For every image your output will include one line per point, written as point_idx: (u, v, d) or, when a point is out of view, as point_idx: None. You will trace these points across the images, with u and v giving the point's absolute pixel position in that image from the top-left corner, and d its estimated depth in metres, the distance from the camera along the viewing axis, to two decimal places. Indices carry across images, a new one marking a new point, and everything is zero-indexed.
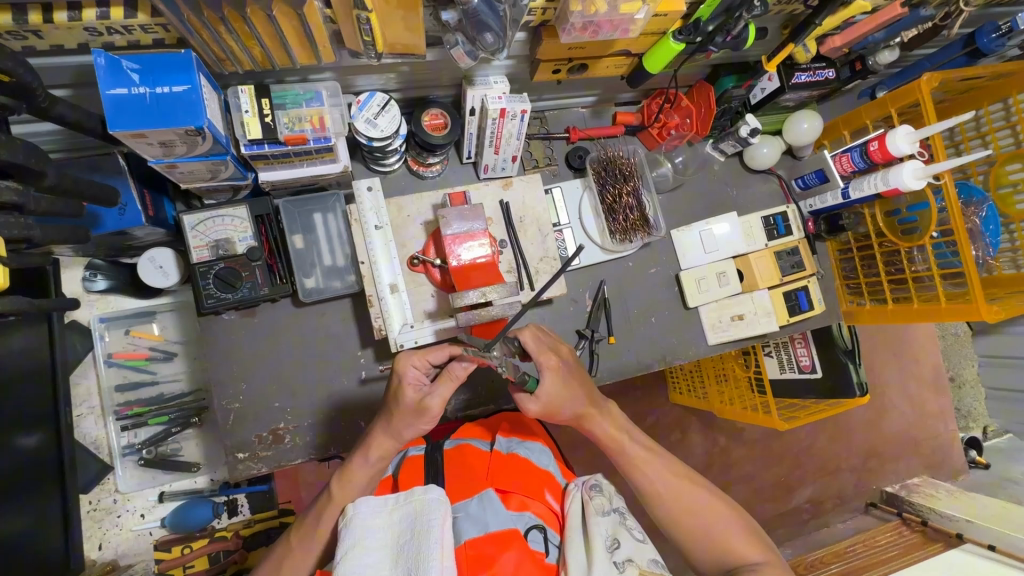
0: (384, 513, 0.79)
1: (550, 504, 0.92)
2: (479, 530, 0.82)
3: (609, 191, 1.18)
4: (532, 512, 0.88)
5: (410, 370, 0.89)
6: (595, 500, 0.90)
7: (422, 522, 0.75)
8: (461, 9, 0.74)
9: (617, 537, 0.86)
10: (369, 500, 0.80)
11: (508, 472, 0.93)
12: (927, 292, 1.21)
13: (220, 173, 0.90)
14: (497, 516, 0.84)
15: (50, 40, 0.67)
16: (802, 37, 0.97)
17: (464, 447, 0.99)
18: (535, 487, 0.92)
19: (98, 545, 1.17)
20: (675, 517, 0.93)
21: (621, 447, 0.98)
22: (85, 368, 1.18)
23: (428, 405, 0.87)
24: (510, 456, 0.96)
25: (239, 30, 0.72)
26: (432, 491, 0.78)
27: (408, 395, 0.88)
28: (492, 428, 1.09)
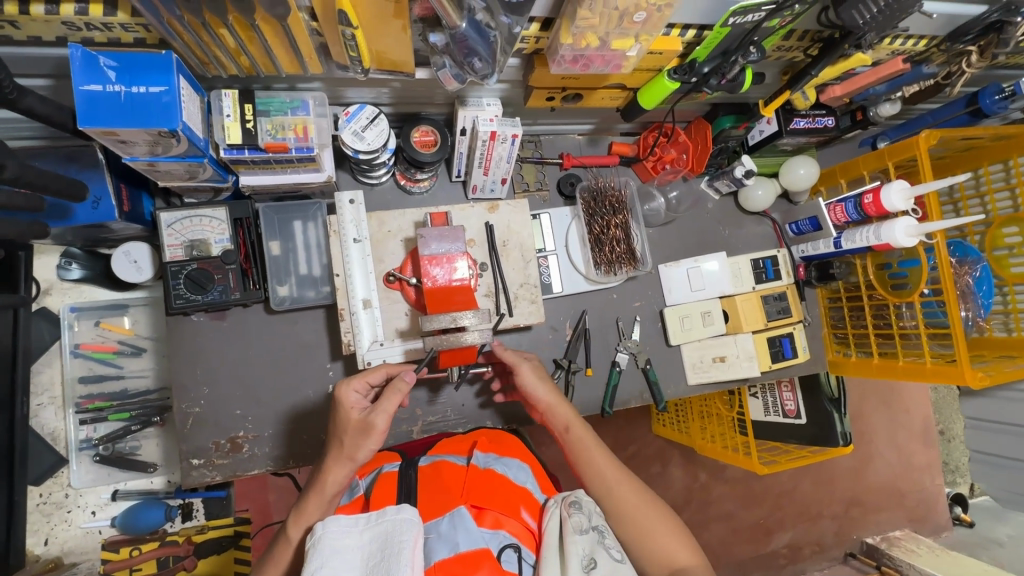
0: (355, 533, 0.73)
1: (526, 522, 0.83)
2: (449, 551, 0.73)
3: (598, 223, 1.16)
4: (507, 531, 0.79)
5: (352, 395, 0.86)
6: (573, 518, 0.79)
7: (393, 543, 0.70)
8: (449, 32, 0.73)
9: (595, 557, 0.75)
10: (338, 519, 0.74)
11: (484, 486, 0.85)
12: (914, 350, 1.18)
13: (198, 174, 0.89)
14: (469, 535, 0.75)
15: (27, 31, 0.66)
16: (798, 86, 0.93)
17: (440, 465, 0.91)
18: (511, 503, 0.83)
19: (44, 540, 1.14)
20: (621, 518, 0.86)
21: (579, 434, 0.94)
22: (50, 358, 1.16)
23: (371, 423, 0.82)
24: (486, 472, 0.88)
25: (223, 37, 0.71)
26: (405, 510, 0.73)
27: (352, 416, 0.84)
28: (470, 443, 1.01)
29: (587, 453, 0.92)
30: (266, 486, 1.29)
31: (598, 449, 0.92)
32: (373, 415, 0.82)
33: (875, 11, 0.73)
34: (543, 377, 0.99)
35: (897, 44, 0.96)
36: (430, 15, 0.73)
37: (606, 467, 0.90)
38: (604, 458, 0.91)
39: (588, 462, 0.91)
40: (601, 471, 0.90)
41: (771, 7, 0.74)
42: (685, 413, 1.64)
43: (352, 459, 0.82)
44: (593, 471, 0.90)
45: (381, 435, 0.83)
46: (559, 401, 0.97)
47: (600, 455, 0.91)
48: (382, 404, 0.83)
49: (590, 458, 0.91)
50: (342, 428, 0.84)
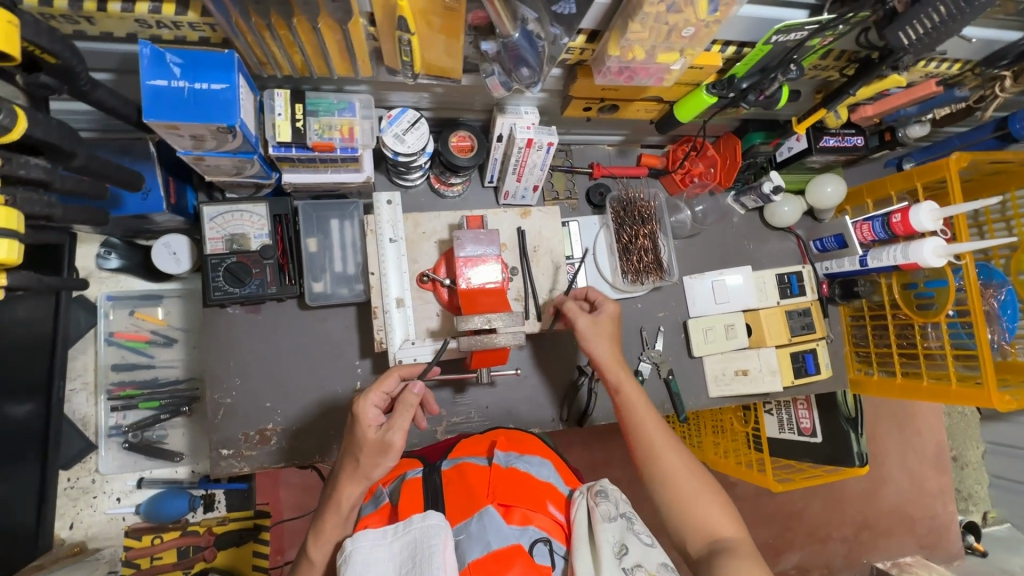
0: (386, 543, 0.73)
1: (554, 516, 0.83)
2: (481, 550, 0.72)
3: (626, 232, 1.18)
4: (537, 526, 0.78)
5: (370, 411, 0.82)
6: (601, 506, 0.80)
7: (424, 550, 0.69)
8: (501, 41, 0.75)
9: (625, 543, 0.77)
10: (367, 533, 0.73)
11: (508, 484, 0.83)
12: (939, 371, 1.18)
13: (245, 170, 0.91)
14: (499, 532, 0.74)
15: (100, 27, 0.68)
16: (835, 104, 0.95)
17: (463, 466, 0.88)
18: (538, 498, 0.83)
19: (70, 524, 1.15)
20: (665, 485, 0.86)
21: (632, 396, 0.94)
22: (84, 344, 1.18)
23: (389, 442, 0.79)
24: (510, 471, 0.86)
25: (283, 37, 0.74)
26: (432, 516, 0.72)
27: (369, 436, 0.80)
28: (489, 443, 0.99)
29: (639, 414, 0.93)
30: (280, 481, 1.33)
31: (649, 413, 0.93)
32: (389, 434, 0.79)
33: (923, 32, 0.73)
34: (599, 330, 0.99)
35: (931, 66, 0.99)
36: (484, 24, 0.76)
37: (655, 432, 0.91)
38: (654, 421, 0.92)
39: (638, 425, 0.92)
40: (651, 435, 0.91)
41: (815, 27, 0.74)
42: (698, 428, 1.66)
43: (367, 477, 0.82)
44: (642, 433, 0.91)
45: (399, 452, 0.81)
46: (616, 362, 0.98)
47: (652, 420, 0.92)
48: (396, 422, 0.80)
49: (640, 420, 0.92)
50: (358, 447, 0.81)
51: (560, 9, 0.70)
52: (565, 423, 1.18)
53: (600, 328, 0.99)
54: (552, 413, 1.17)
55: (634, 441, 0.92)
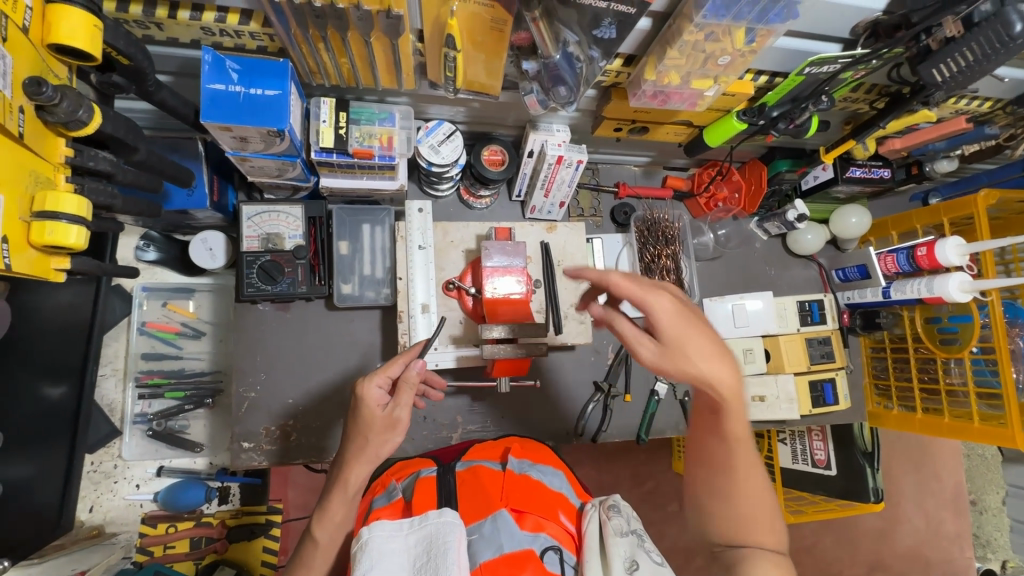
0: (400, 537, 0.73)
1: (565, 525, 0.83)
2: (494, 552, 0.74)
3: (649, 251, 1.21)
4: (548, 533, 0.79)
5: (375, 391, 0.81)
6: (614, 521, 0.80)
7: (438, 545, 0.71)
8: (542, 61, 0.78)
9: (636, 560, 0.76)
10: (384, 523, 0.74)
11: (522, 491, 0.84)
12: (961, 408, 1.16)
13: (287, 173, 0.95)
14: (513, 536, 0.76)
15: (168, 33, 0.73)
16: (864, 135, 0.95)
17: (477, 469, 0.89)
18: (550, 507, 0.83)
19: (89, 507, 1.17)
20: (722, 493, 0.74)
21: (741, 433, 0.72)
22: (117, 332, 1.22)
23: (397, 418, 0.81)
24: (523, 478, 0.88)
25: (336, 50, 0.78)
26: (447, 513, 0.74)
27: (377, 414, 0.80)
28: (502, 450, 1.00)
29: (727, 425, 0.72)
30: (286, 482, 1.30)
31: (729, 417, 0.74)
32: (396, 409, 0.81)
33: (957, 69, 0.73)
34: (683, 346, 0.67)
35: (962, 103, 1.00)
36: (526, 45, 0.79)
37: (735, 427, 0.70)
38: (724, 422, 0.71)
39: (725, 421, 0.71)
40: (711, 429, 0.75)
41: (847, 61, 0.76)
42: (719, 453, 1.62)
43: (376, 456, 0.81)
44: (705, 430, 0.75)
45: (405, 428, 0.83)
46: (730, 382, 0.68)
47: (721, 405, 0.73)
48: (403, 398, 0.81)
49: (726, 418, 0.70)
50: (364, 426, 0.80)
51: (601, 33, 0.72)
52: (580, 438, 1.18)
53: (680, 342, 0.67)
54: (566, 426, 1.18)
55: (713, 452, 0.74)
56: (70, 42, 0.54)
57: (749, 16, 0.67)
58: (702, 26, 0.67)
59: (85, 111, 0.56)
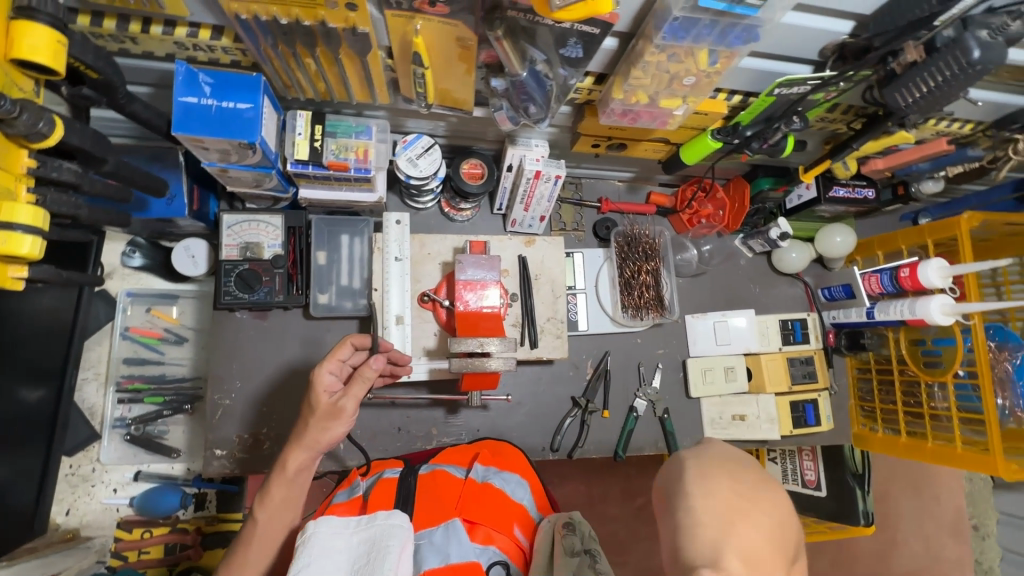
0: (345, 534, 0.75)
1: (516, 539, 0.84)
2: (439, 560, 0.75)
3: (629, 267, 1.20)
4: (497, 547, 0.80)
5: (326, 377, 0.81)
6: (567, 538, 0.81)
7: (379, 547, 0.72)
8: (510, 79, 0.78)
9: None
10: (331, 518, 0.76)
11: (478, 502, 0.85)
12: (945, 433, 1.14)
13: (264, 183, 0.96)
14: (461, 547, 0.77)
15: (142, 47, 0.74)
16: (840, 157, 0.96)
17: (438, 472, 0.92)
18: (504, 520, 0.84)
19: (66, 510, 1.18)
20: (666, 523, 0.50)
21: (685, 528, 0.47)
22: (101, 336, 1.23)
23: (340, 408, 0.79)
24: (484, 486, 0.89)
25: (309, 65, 0.79)
26: (395, 516, 0.75)
27: (323, 400, 0.80)
28: (471, 455, 1.03)
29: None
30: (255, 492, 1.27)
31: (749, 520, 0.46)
32: (341, 399, 0.79)
33: (919, 95, 0.73)
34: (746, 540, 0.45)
35: (941, 125, 0.98)
36: (494, 63, 0.78)
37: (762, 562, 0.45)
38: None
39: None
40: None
41: (816, 82, 0.76)
42: None
43: (315, 445, 0.79)
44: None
45: (349, 420, 0.80)
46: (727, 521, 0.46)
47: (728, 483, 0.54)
48: (350, 389, 0.79)
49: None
50: (307, 411, 0.80)
51: (568, 52, 0.72)
52: (556, 454, 1.17)
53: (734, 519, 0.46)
54: (542, 441, 1.17)
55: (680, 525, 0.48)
56: (32, 57, 0.56)
57: (710, 38, 0.66)
58: (662, 47, 0.67)
59: (46, 124, 0.57)
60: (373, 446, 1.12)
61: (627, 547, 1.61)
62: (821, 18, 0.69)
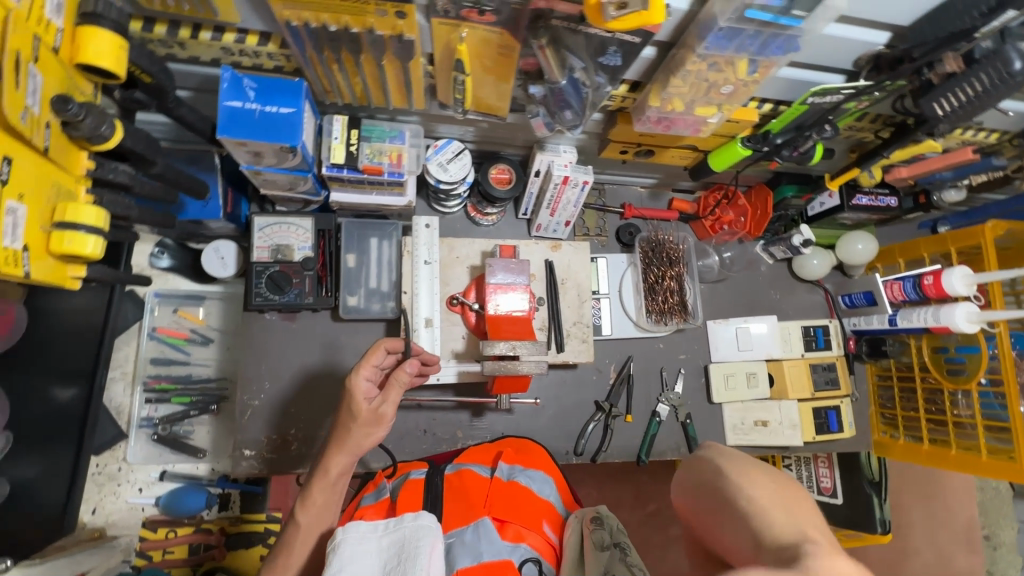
0: (374, 539, 0.72)
1: (547, 536, 0.82)
2: (472, 559, 0.75)
3: (653, 272, 1.21)
4: (529, 544, 0.79)
5: (363, 383, 0.82)
6: (595, 534, 0.79)
7: (411, 550, 0.70)
8: (549, 86, 0.80)
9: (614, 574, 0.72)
10: (359, 524, 0.73)
11: (505, 501, 0.85)
12: (969, 441, 1.13)
13: (298, 186, 0.98)
14: (493, 545, 0.77)
15: (189, 51, 0.76)
16: (869, 164, 0.97)
17: (464, 472, 0.92)
18: (532, 517, 0.83)
19: (92, 509, 1.19)
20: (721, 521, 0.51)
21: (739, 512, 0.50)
22: (129, 336, 1.24)
23: (381, 413, 0.80)
24: (510, 484, 0.89)
25: (350, 71, 0.80)
26: (424, 517, 0.74)
27: (361, 407, 0.80)
28: (494, 453, 1.03)
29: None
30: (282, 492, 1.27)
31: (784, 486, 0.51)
32: (382, 405, 0.80)
33: (957, 105, 0.74)
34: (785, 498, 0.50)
35: (968, 134, 1.00)
36: (533, 70, 0.79)
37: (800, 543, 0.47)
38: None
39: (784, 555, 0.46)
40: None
41: (850, 92, 0.77)
42: None
43: (356, 449, 0.80)
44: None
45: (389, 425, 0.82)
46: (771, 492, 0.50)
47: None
48: (389, 394, 0.80)
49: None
50: (348, 417, 0.81)
51: (607, 61, 0.74)
52: (579, 457, 1.17)
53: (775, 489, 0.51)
54: (566, 445, 1.17)
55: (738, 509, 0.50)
56: (97, 62, 0.57)
57: (751, 48, 0.67)
58: (704, 56, 0.69)
59: (107, 127, 0.59)
60: (399, 448, 1.12)
61: (644, 552, 1.61)
62: (860, 29, 0.71)
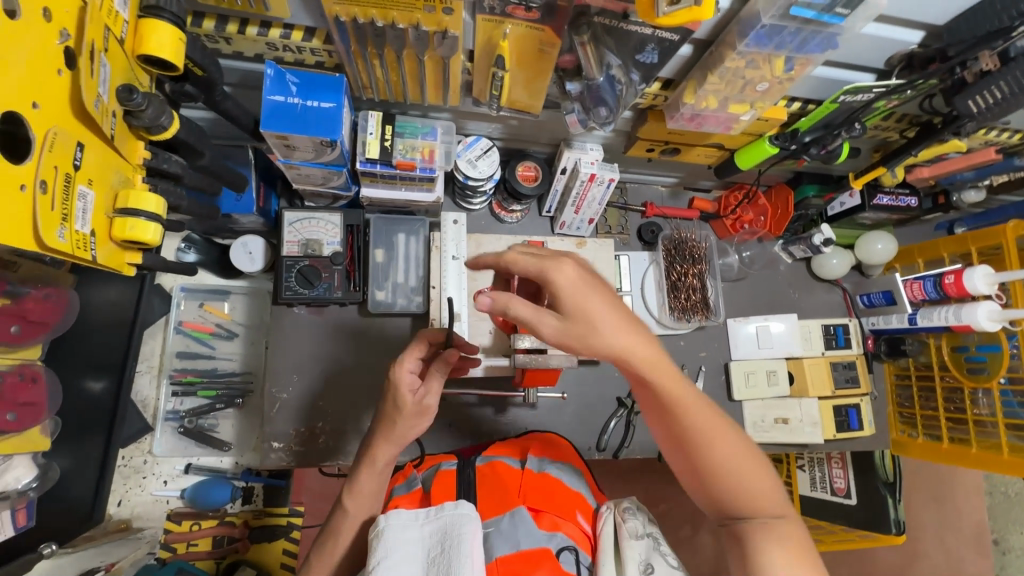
0: (415, 527, 0.73)
1: (582, 526, 0.83)
2: (510, 547, 0.76)
3: (676, 269, 1.22)
4: (565, 533, 0.79)
5: (407, 375, 0.81)
6: (629, 523, 0.78)
7: (452, 538, 0.71)
8: (586, 82, 0.81)
9: (651, 562, 0.74)
10: (400, 512, 0.74)
11: (540, 491, 0.85)
12: (988, 439, 1.14)
13: (331, 181, 0.99)
14: (530, 533, 0.77)
15: (234, 47, 0.77)
16: (894, 163, 0.97)
17: (496, 463, 0.92)
18: (567, 507, 0.84)
19: (118, 501, 1.19)
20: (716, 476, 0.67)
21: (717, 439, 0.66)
22: (155, 329, 1.25)
23: (426, 405, 0.82)
24: (542, 476, 0.88)
25: (390, 67, 0.82)
26: (464, 505, 0.74)
27: (407, 400, 0.80)
28: (523, 446, 1.02)
29: (681, 406, 0.65)
30: (302, 484, 1.31)
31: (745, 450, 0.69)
32: (426, 397, 0.82)
33: (990, 102, 0.76)
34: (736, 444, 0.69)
35: (991, 135, 1.02)
36: (571, 67, 0.81)
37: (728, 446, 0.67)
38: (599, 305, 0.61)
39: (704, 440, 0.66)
40: (564, 298, 0.61)
41: (882, 90, 0.78)
42: None
43: (401, 439, 0.82)
44: (557, 321, 0.61)
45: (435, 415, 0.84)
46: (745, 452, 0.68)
47: (805, 556, 0.64)
48: (433, 386, 0.82)
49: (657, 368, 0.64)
50: (393, 413, 0.81)
51: (643, 58, 0.75)
52: (601, 453, 1.18)
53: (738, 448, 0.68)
54: (590, 441, 1.18)
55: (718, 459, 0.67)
56: (158, 53, 0.59)
57: (791, 45, 0.69)
58: (743, 54, 0.70)
59: (166, 117, 0.60)
60: (425, 442, 1.13)
61: None
62: (894, 28, 0.72)
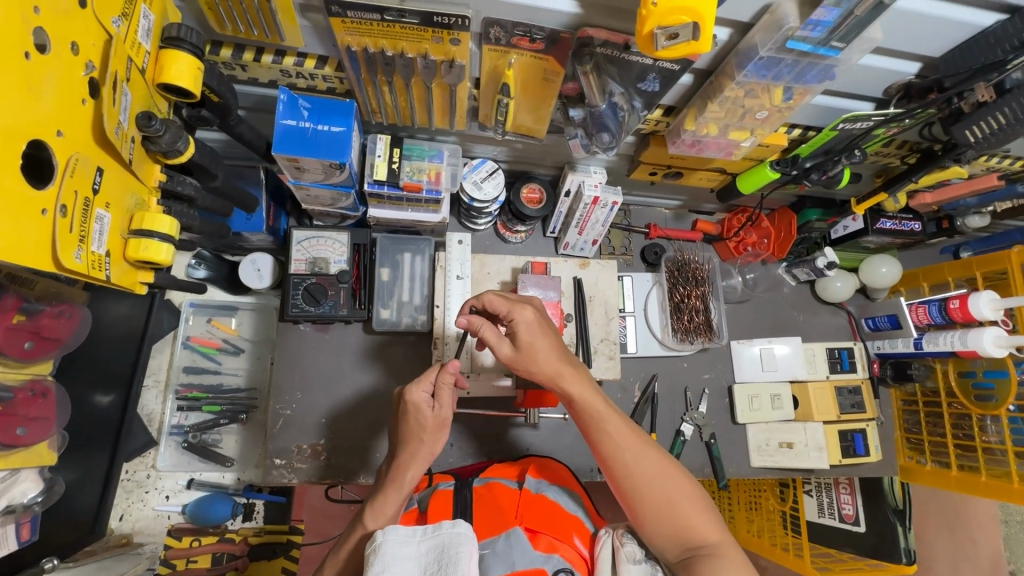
0: (412, 544, 0.73)
1: (579, 549, 0.82)
2: (505, 568, 0.76)
3: (678, 292, 1.22)
4: (562, 555, 0.79)
5: (422, 394, 0.82)
6: (627, 547, 0.77)
7: (449, 557, 0.70)
8: (588, 109, 0.84)
9: None
10: (397, 528, 0.73)
11: (537, 512, 0.84)
12: (998, 467, 1.13)
13: (339, 202, 1.01)
14: (526, 554, 0.77)
15: (249, 73, 0.80)
16: (896, 190, 0.98)
17: (493, 485, 0.91)
18: (564, 529, 0.83)
19: (119, 516, 1.19)
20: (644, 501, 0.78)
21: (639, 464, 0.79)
22: (163, 344, 1.27)
23: (446, 420, 0.82)
24: (538, 497, 0.88)
25: (399, 93, 0.84)
26: (461, 524, 0.74)
27: (430, 417, 0.81)
28: (521, 468, 1.01)
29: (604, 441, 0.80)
30: (302, 502, 1.33)
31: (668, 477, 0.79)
32: (442, 411, 0.82)
33: (987, 132, 0.78)
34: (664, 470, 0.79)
35: (994, 161, 1.04)
36: (574, 94, 0.83)
37: (650, 471, 0.79)
38: (545, 344, 0.82)
39: (627, 467, 0.79)
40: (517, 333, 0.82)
41: (880, 119, 0.79)
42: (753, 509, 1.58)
43: (432, 455, 0.83)
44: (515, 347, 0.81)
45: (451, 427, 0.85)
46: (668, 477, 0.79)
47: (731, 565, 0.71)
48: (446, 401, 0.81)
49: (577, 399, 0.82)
50: (416, 430, 0.82)
51: (645, 86, 0.77)
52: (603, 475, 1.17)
53: (664, 474, 0.79)
54: (591, 462, 1.17)
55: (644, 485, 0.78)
56: (176, 81, 0.61)
57: (788, 77, 0.71)
58: (742, 83, 0.72)
59: (182, 141, 0.63)
60: None
61: None
62: (892, 61, 0.74)
